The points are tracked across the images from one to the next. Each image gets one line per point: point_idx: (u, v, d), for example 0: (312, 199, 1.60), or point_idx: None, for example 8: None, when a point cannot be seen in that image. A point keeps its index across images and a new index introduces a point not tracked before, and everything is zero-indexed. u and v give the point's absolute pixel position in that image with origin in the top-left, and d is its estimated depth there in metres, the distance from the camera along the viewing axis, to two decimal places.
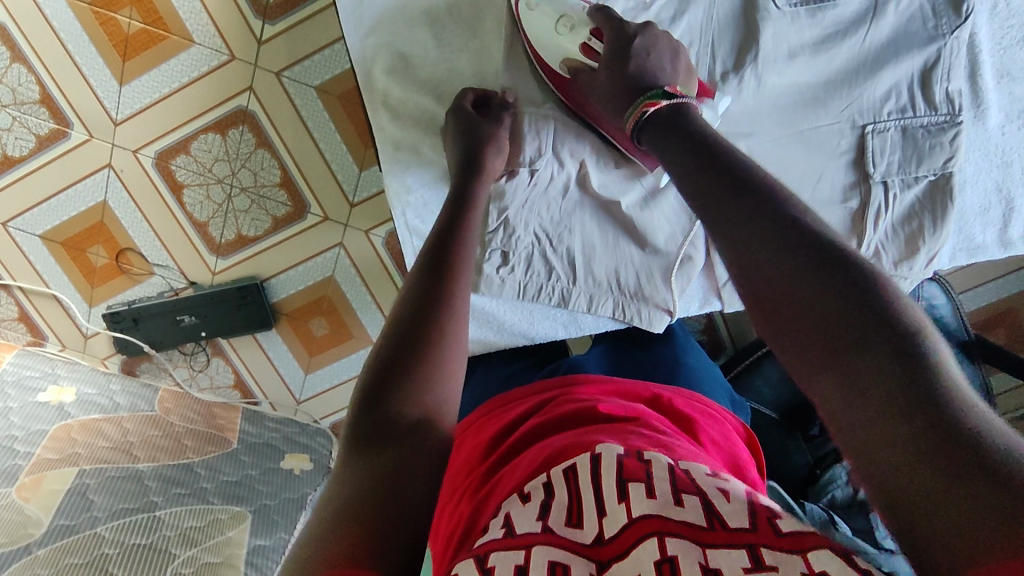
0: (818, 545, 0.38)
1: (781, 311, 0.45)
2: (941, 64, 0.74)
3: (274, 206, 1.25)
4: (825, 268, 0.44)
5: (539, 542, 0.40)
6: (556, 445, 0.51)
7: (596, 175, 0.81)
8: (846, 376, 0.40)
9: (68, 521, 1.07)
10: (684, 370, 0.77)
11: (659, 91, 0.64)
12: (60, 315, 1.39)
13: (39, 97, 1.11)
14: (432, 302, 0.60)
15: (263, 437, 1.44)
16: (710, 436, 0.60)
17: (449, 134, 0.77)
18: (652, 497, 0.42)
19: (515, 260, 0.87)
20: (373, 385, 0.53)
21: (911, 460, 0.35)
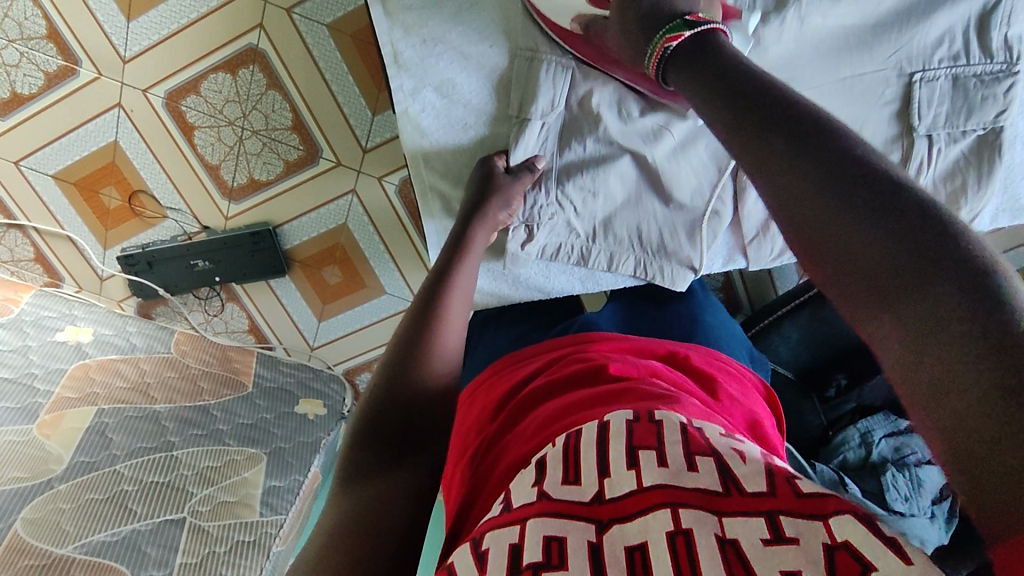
0: (840, 509, 0.36)
1: (830, 259, 0.38)
2: (1001, 6, 0.68)
3: (286, 149, 1.22)
4: (870, 195, 0.37)
5: (533, 516, 0.39)
6: (564, 411, 0.50)
7: (618, 127, 0.76)
8: (902, 320, 0.34)
9: (87, 458, 1.10)
10: (703, 327, 0.74)
11: (679, 22, 0.56)
12: (75, 257, 1.39)
13: (45, 32, 1.07)
14: (421, 338, 0.60)
15: (277, 382, 1.46)
16: (730, 391, 0.59)
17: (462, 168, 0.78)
18: (664, 465, 0.41)
19: (539, 231, 0.85)
20: (371, 417, 0.54)
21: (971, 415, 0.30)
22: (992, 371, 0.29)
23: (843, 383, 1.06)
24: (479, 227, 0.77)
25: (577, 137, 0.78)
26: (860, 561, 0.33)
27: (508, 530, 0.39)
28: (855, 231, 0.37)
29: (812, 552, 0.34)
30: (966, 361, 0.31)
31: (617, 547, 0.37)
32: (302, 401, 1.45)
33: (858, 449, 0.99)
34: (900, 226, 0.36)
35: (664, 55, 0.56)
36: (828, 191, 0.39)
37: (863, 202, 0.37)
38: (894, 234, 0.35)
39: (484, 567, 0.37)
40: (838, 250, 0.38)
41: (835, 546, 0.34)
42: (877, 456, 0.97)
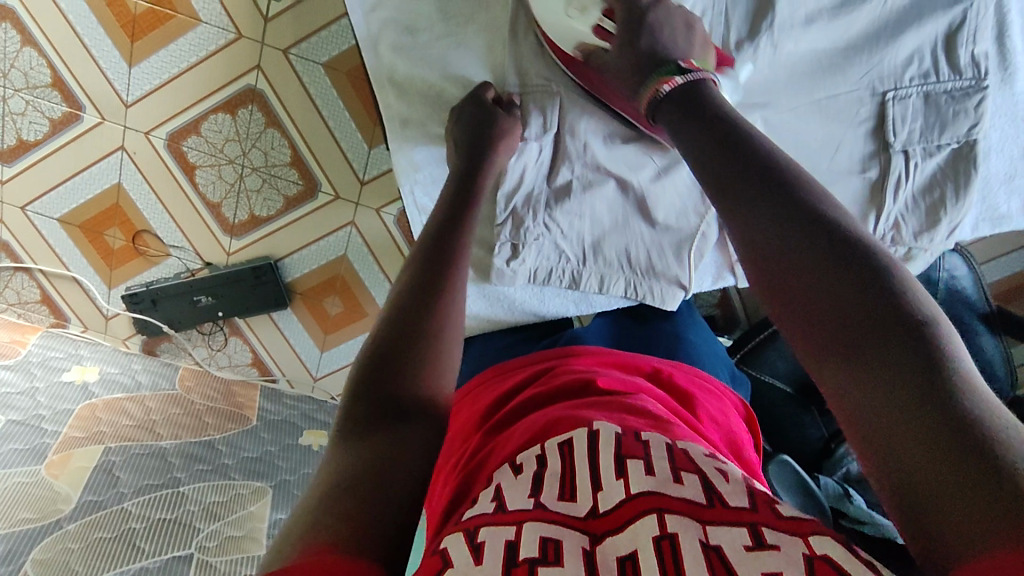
0: (816, 529, 0.38)
1: (791, 298, 0.43)
2: (966, 26, 0.71)
3: (285, 185, 1.25)
4: (835, 248, 0.43)
5: (530, 518, 0.40)
6: (554, 418, 0.51)
7: (604, 153, 0.78)
8: (854, 361, 0.39)
9: (95, 497, 1.10)
10: (687, 345, 0.76)
11: (673, 67, 0.59)
12: (81, 298, 1.41)
13: (51, 80, 1.11)
14: (422, 297, 0.58)
15: (283, 414, 1.46)
16: (709, 410, 0.61)
17: (456, 123, 0.75)
18: (652, 475, 0.42)
19: (526, 252, 0.83)
20: (373, 365, 0.52)
21: (916, 449, 0.35)
22: (933, 417, 0.34)
23: None
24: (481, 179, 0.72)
25: (565, 162, 0.78)
26: (837, 570, 0.34)
27: (503, 528, 0.39)
28: (816, 272, 0.42)
29: (793, 557, 0.35)
30: (911, 404, 0.36)
31: (610, 558, 0.38)
32: (307, 432, 1.44)
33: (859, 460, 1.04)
34: (857, 274, 0.41)
35: (656, 97, 0.59)
36: (802, 236, 0.44)
37: (829, 253, 0.43)
38: (852, 284, 0.41)
39: (479, 559, 0.37)
40: (804, 291, 0.43)
41: (814, 556, 0.35)
42: None
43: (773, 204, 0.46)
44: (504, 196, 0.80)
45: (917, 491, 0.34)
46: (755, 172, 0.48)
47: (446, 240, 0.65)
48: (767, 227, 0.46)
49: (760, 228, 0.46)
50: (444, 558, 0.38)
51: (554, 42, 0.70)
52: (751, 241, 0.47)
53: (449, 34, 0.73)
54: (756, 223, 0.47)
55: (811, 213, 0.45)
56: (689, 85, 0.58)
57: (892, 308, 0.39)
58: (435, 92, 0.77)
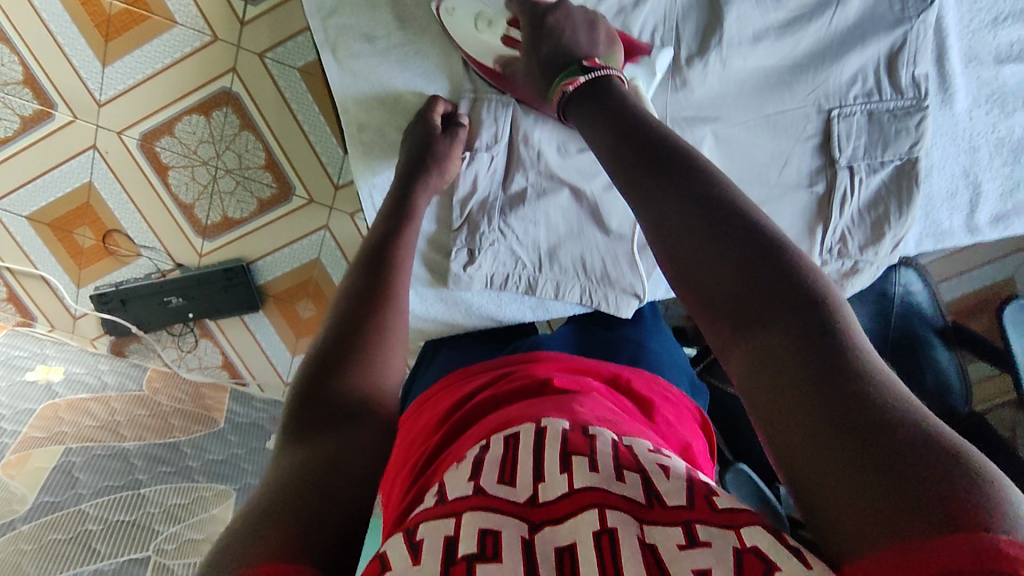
0: (750, 520, 0.37)
1: (699, 288, 0.45)
2: (907, 48, 0.73)
3: (259, 187, 1.25)
4: (736, 242, 0.44)
5: (469, 508, 0.39)
6: (499, 421, 0.52)
7: (558, 161, 0.79)
8: (755, 350, 0.41)
9: (53, 497, 1.07)
10: (649, 353, 0.76)
11: (576, 67, 0.62)
12: (48, 296, 1.40)
13: (22, 77, 1.11)
14: (366, 303, 0.58)
15: (250, 417, 1.46)
16: (663, 415, 0.61)
17: (406, 139, 0.75)
18: (595, 471, 0.42)
19: (482, 257, 0.84)
20: (316, 371, 0.52)
21: (818, 440, 0.36)
22: (831, 407, 0.36)
23: None
24: (423, 194, 0.73)
25: (519, 168, 0.79)
26: (765, 562, 0.34)
27: (444, 521, 0.39)
28: (718, 264, 0.44)
29: (723, 553, 0.35)
30: (805, 392, 0.37)
31: (548, 547, 0.38)
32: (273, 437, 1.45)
33: None
34: (755, 262, 0.43)
35: (564, 97, 0.62)
36: (707, 234, 0.46)
37: (733, 246, 0.44)
38: (754, 277, 0.43)
39: (416, 556, 0.36)
40: (715, 283, 0.44)
41: (743, 549, 0.35)
42: None
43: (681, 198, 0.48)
44: (458, 201, 0.81)
45: (811, 477, 0.36)
46: (670, 172, 0.50)
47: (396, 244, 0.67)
48: (679, 222, 0.47)
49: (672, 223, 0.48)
50: (382, 556, 0.37)
51: (475, 61, 0.72)
52: (663, 233, 0.48)
53: (408, 43, 0.73)
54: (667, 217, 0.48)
55: (716, 202, 0.47)
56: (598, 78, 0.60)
57: (793, 298, 0.41)
58: (395, 100, 0.76)
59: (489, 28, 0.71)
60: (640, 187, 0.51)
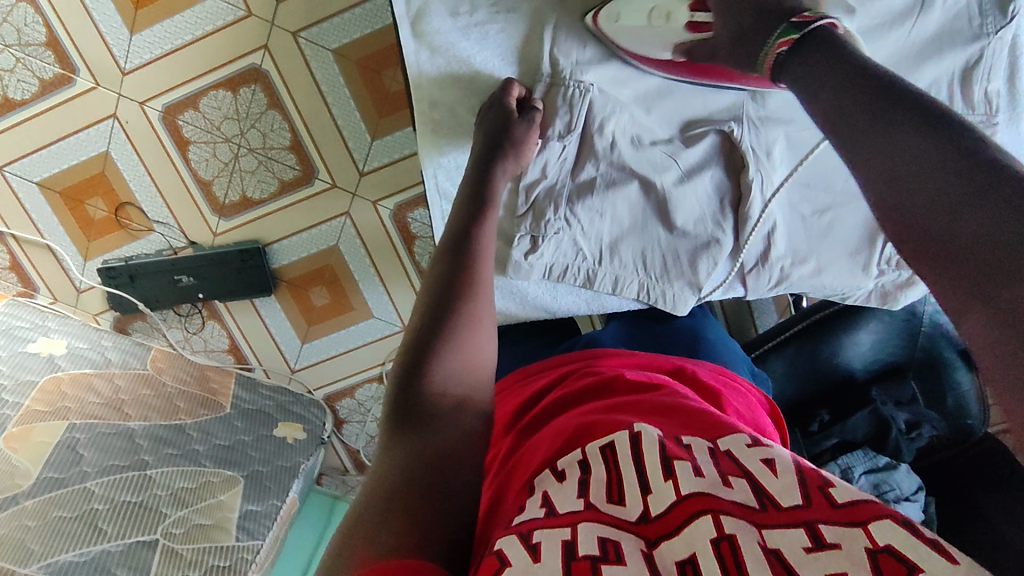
0: (877, 514, 0.38)
1: (926, 240, 0.39)
2: (982, 64, 0.68)
3: (282, 168, 1.23)
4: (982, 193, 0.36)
5: (583, 520, 0.40)
6: (585, 420, 0.51)
7: (631, 152, 0.78)
8: (1011, 322, 0.33)
9: (57, 474, 1.05)
10: (709, 343, 0.78)
11: (788, 25, 0.53)
12: (53, 267, 1.36)
13: (45, 39, 1.08)
14: (457, 282, 0.57)
15: (257, 403, 1.44)
16: (738, 407, 0.61)
17: (480, 122, 0.74)
18: (700, 476, 0.42)
19: (545, 246, 0.83)
20: (411, 357, 0.51)
21: None
22: None
23: (827, 418, 1.00)
24: (501, 179, 0.71)
25: (590, 159, 0.78)
26: (906, 563, 0.35)
27: (559, 529, 0.39)
28: (977, 217, 0.36)
29: (856, 553, 0.36)
30: None
31: (668, 562, 0.38)
32: (281, 424, 1.43)
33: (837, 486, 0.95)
34: (1021, 215, 0.34)
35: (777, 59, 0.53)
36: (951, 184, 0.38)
37: (1004, 203, 0.35)
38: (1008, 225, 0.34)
39: (536, 555, 0.37)
40: (965, 243, 0.36)
41: (877, 549, 0.36)
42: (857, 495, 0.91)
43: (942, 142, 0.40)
44: (525, 187, 0.79)
45: None
46: (922, 122, 0.42)
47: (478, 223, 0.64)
48: (928, 178, 0.40)
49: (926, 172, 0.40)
50: (502, 557, 0.38)
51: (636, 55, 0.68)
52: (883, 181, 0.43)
53: None
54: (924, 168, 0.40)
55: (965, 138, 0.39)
56: (816, 31, 0.51)
57: None
58: (458, 83, 0.75)
59: (668, 21, 0.64)
60: (875, 132, 0.44)
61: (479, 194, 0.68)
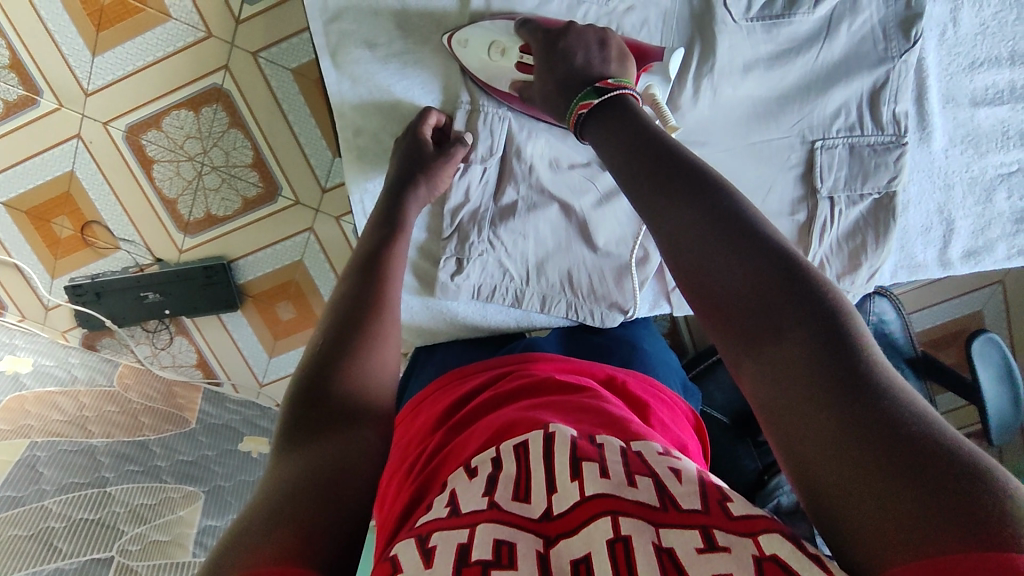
0: (767, 527, 0.40)
1: (705, 292, 0.47)
2: (889, 86, 0.76)
3: (244, 186, 1.25)
4: (745, 250, 0.46)
5: (483, 520, 0.41)
6: (499, 422, 0.53)
7: (549, 175, 0.81)
8: (767, 363, 0.43)
9: (14, 492, 1.02)
10: (643, 354, 0.79)
11: (589, 89, 0.59)
12: (21, 286, 1.37)
13: (8, 62, 1.09)
14: (359, 309, 0.60)
15: (222, 418, 1.45)
16: (659, 416, 0.63)
17: (397, 149, 0.76)
18: (606, 477, 0.43)
19: (470, 267, 0.85)
20: (309, 378, 0.54)
21: (841, 449, 0.38)
22: (848, 414, 0.38)
23: None
24: (412, 204, 0.74)
25: (510, 182, 0.80)
26: (786, 570, 0.36)
27: (457, 531, 0.41)
28: (733, 274, 0.46)
29: (743, 559, 0.37)
30: (824, 404, 0.39)
31: (563, 561, 0.39)
32: (246, 439, 1.43)
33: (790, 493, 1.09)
34: (775, 271, 0.44)
35: (578, 122, 0.60)
36: (719, 242, 0.47)
37: (762, 263, 0.45)
38: (767, 280, 0.44)
39: (429, 560, 0.39)
40: (736, 291, 0.45)
41: (763, 557, 0.37)
42: None
43: (705, 214, 0.48)
44: (449, 211, 0.81)
45: (836, 488, 0.38)
46: (694, 187, 0.49)
47: (390, 249, 0.68)
48: (694, 232, 0.48)
49: (698, 232, 0.48)
50: (394, 564, 0.39)
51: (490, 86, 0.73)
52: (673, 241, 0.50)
53: (409, 52, 0.73)
54: (692, 233, 0.48)
55: (722, 203, 0.48)
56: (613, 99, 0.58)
57: (812, 313, 0.42)
58: (394, 106, 0.77)
59: (503, 56, 0.69)
60: (659, 204, 0.51)
61: (391, 223, 0.71)
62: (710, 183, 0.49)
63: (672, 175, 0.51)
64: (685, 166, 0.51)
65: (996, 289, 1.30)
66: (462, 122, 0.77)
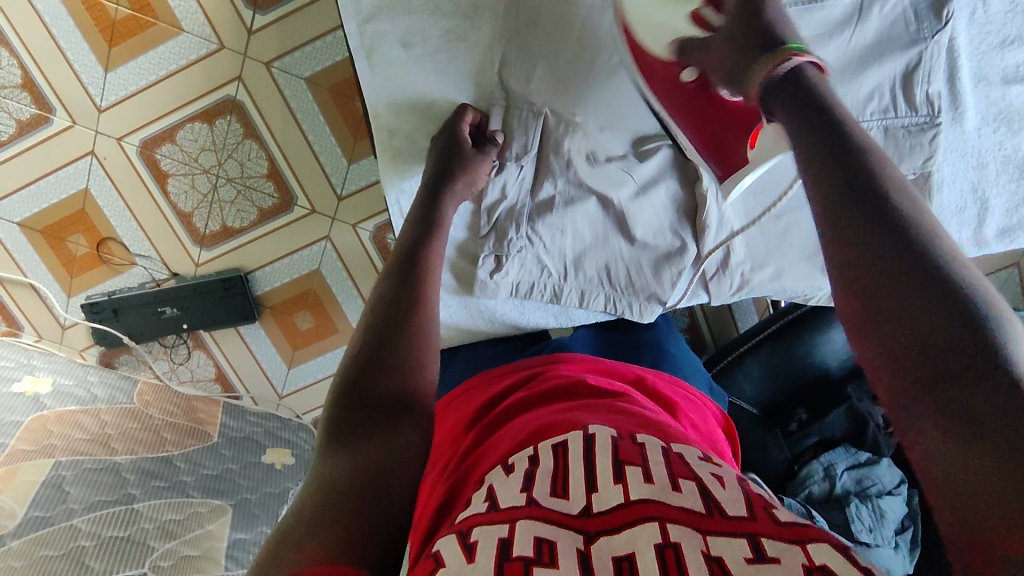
0: (814, 538, 0.38)
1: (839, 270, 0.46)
2: (921, 68, 0.76)
3: (260, 197, 1.25)
4: (886, 235, 0.45)
5: (522, 517, 0.39)
6: (543, 421, 0.52)
7: (586, 170, 0.79)
8: (901, 345, 0.41)
9: (42, 512, 1.01)
10: (670, 356, 0.80)
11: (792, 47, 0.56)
12: (37, 306, 1.36)
13: (22, 81, 1.09)
14: (404, 303, 0.60)
15: (243, 431, 1.42)
16: (692, 419, 0.63)
17: (433, 147, 0.76)
18: (650, 482, 0.42)
19: (509, 265, 0.85)
20: (352, 376, 0.54)
21: (976, 440, 0.36)
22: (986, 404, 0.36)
23: (804, 416, 1.17)
24: (450, 200, 0.74)
25: (548, 178, 0.80)
26: None
27: (496, 526, 0.39)
28: (871, 255, 0.45)
29: (793, 567, 0.35)
30: (961, 392, 0.37)
31: (604, 558, 0.37)
32: (269, 451, 1.41)
33: (821, 482, 1.07)
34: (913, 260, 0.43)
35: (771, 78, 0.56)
36: (858, 223, 0.46)
37: (891, 248, 0.44)
38: (909, 265, 0.43)
39: (471, 556, 0.37)
40: (868, 274, 0.45)
41: (813, 567, 0.35)
42: (839, 488, 1.05)
43: (842, 203, 0.48)
44: (486, 208, 0.82)
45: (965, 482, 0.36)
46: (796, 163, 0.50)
47: (423, 248, 0.68)
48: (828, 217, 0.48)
49: (840, 215, 0.47)
50: (437, 560, 0.38)
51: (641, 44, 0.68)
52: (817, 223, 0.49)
53: (442, 50, 0.72)
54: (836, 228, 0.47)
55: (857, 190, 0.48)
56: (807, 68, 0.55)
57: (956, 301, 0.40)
58: (425, 105, 0.77)
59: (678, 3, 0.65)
60: None
61: (427, 218, 0.71)
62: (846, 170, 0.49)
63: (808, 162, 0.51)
64: (822, 160, 0.51)
65: (1013, 271, 1.31)
66: (498, 119, 0.77)
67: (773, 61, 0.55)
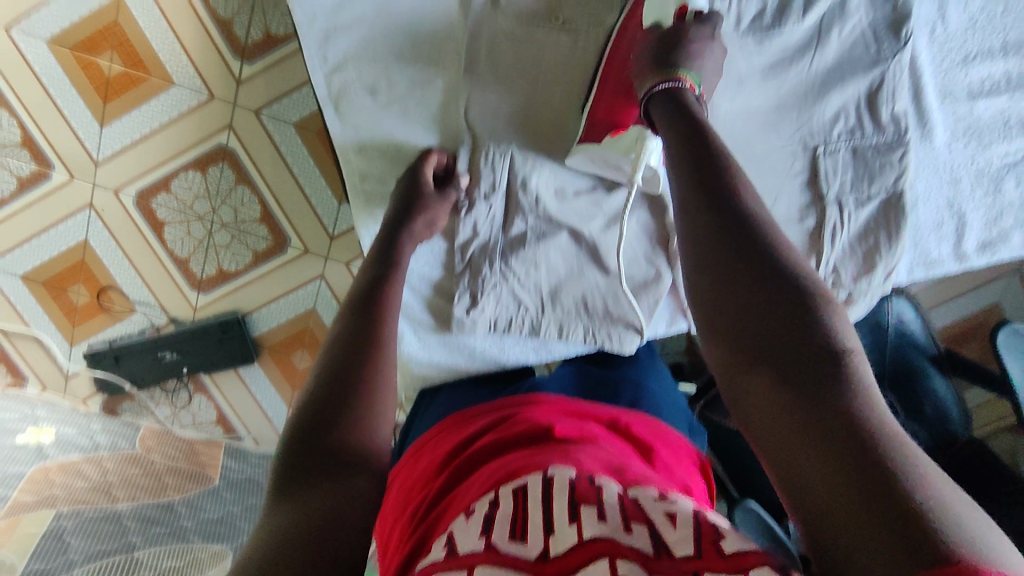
0: (759, 562, 0.38)
1: (721, 298, 0.50)
2: (885, 87, 0.77)
3: (254, 240, 1.27)
4: (757, 267, 0.49)
5: (478, 564, 0.39)
6: (508, 466, 0.52)
7: (556, 205, 0.82)
8: (763, 373, 0.46)
9: (42, 565, 0.99)
10: (648, 394, 0.78)
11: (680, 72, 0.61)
12: (41, 357, 1.39)
13: (21, 139, 1.12)
14: (362, 346, 0.61)
15: (245, 473, 1.42)
16: (663, 458, 0.62)
17: (399, 187, 0.78)
18: (602, 520, 0.42)
19: (484, 301, 0.85)
20: (307, 423, 0.54)
21: (825, 457, 0.40)
22: (836, 429, 0.40)
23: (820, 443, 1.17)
24: (408, 241, 0.74)
25: (518, 214, 0.82)
26: None
27: None
28: (744, 289, 0.49)
29: None
30: (812, 420, 0.42)
31: None
32: None
33: None
34: (775, 293, 0.48)
35: (650, 93, 0.62)
36: (731, 252, 0.50)
37: (752, 280, 0.49)
38: (772, 299, 0.47)
39: None
40: (737, 305, 0.49)
41: None
42: None
43: (721, 232, 0.52)
44: (459, 247, 0.83)
45: (816, 499, 0.39)
46: None
47: (388, 292, 0.68)
48: (708, 247, 0.52)
49: (713, 263, 0.51)
50: None
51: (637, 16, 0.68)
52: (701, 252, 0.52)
53: (410, 95, 0.77)
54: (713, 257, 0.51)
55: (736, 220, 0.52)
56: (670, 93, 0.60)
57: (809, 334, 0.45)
58: (396, 149, 0.80)
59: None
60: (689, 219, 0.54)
61: (388, 258, 0.72)
62: (729, 198, 0.53)
63: (708, 183, 0.54)
64: (713, 184, 0.54)
65: (1012, 278, 1.29)
66: (466, 157, 0.80)
67: (663, 78, 0.61)
